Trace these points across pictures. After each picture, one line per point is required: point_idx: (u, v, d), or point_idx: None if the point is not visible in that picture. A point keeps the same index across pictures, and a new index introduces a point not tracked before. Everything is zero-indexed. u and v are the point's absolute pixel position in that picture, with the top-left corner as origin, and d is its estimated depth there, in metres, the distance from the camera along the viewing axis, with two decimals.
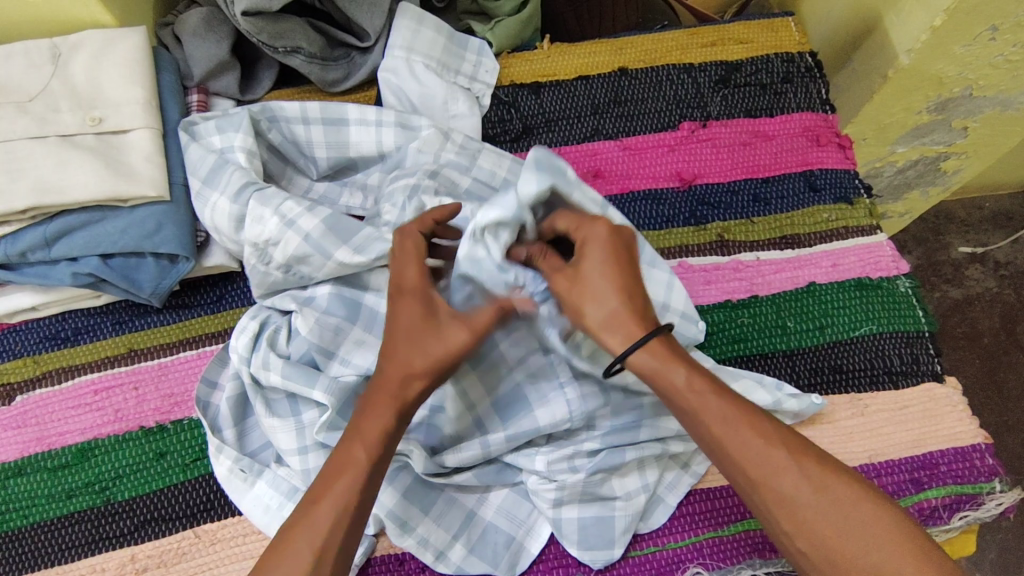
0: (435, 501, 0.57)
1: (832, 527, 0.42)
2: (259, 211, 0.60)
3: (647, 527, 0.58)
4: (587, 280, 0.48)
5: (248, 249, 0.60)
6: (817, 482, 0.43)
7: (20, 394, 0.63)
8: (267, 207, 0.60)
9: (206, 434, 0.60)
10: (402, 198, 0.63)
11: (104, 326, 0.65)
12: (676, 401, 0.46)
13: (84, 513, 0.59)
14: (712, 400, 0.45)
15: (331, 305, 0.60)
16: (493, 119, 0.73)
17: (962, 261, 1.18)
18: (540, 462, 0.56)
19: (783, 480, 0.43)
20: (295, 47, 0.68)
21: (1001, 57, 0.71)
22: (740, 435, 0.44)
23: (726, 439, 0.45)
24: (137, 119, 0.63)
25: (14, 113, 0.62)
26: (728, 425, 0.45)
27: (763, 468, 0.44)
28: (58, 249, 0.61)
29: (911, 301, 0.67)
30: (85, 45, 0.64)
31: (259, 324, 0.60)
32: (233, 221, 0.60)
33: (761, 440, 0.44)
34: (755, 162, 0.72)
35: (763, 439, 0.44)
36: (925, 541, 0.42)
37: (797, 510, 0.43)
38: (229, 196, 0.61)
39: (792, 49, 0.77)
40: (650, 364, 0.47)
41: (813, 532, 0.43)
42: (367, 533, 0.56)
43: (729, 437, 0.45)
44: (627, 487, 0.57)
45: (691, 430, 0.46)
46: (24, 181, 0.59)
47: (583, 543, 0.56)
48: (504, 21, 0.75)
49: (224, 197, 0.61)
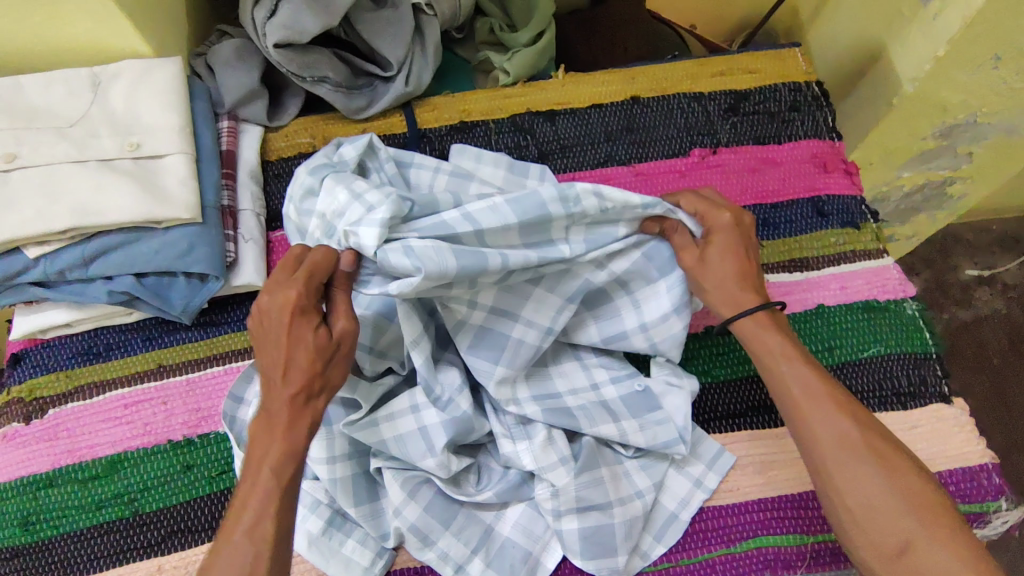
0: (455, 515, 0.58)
1: (891, 506, 0.48)
2: (332, 186, 0.58)
3: (661, 545, 0.59)
4: (710, 264, 0.58)
5: (315, 219, 0.57)
6: (884, 463, 0.49)
7: (52, 407, 0.65)
8: (340, 184, 0.58)
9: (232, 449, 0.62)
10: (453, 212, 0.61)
11: (135, 342, 0.68)
12: (768, 371, 0.55)
13: (113, 523, 0.61)
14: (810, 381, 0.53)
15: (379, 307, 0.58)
16: (510, 146, 0.75)
17: (970, 283, 1.19)
18: (528, 460, 0.58)
19: (854, 464, 0.50)
20: (322, 76, 0.72)
21: (1004, 84, 0.72)
22: (820, 412, 0.52)
23: (808, 411, 0.52)
24: (172, 145, 0.66)
25: (55, 138, 0.65)
26: (815, 404, 0.52)
27: (839, 448, 0.51)
28: (94, 268, 0.63)
29: (918, 324, 0.69)
30: (123, 74, 0.68)
31: None
32: (302, 191, 0.61)
33: (841, 420, 0.51)
34: (764, 188, 0.74)
35: (842, 424, 0.51)
36: (971, 537, 0.47)
37: (865, 485, 0.49)
38: (306, 168, 0.62)
39: (800, 78, 0.80)
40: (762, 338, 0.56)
41: (867, 502, 0.49)
42: (386, 546, 0.58)
43: (812, 409, 0.52)
44: (622, 492, 0.58)
45: (785, 404, 0.54)
46: (64, 204, 0.62)
47: (586, 553, 0.57)
48: (520, 52, 0.79)
49: (303, 172, 0.62)
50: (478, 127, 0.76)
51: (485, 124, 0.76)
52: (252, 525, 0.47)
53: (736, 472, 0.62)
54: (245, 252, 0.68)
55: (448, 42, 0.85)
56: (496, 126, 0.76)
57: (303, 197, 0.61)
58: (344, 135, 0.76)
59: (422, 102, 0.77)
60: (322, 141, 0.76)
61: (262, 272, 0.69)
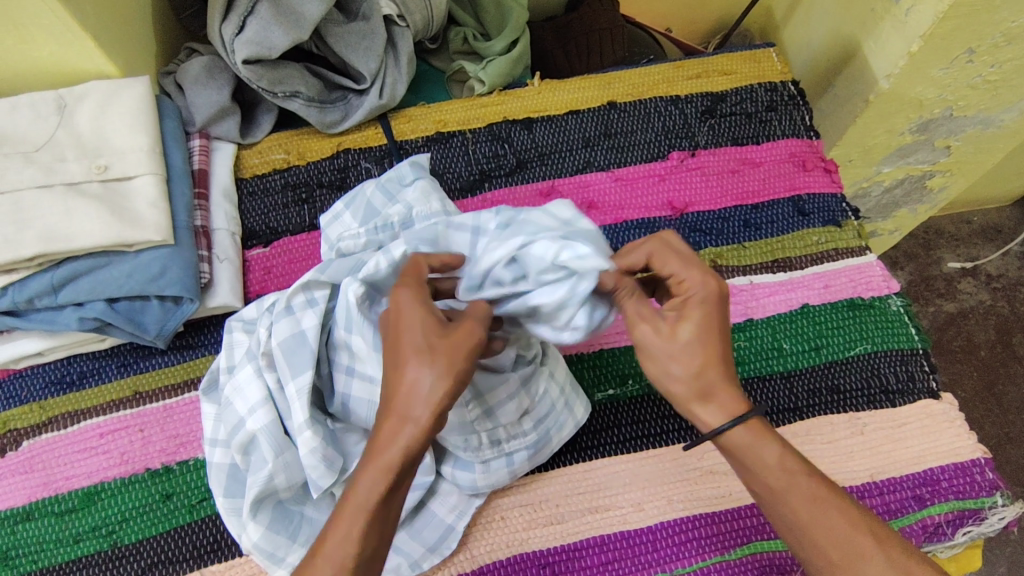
0: (416, 517, 0.58)
1: None
2: (348, 223, 0.65)
3: (435, 556, 0.57)
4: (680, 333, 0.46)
5: (325, 246, 0.65)
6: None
7: (27, 439, 0.63)
8: (354, 218, 0.65)
9: (207, 455, 0.58)
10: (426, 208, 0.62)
11: (109, 368, 0.66)
12: (767, 479, 0.46)
13: (91, 557, 0.59)
14: (804, 481, 0.45)
15: (346, 317, 0.55)
16: (487, 155, 0.75)
17: (954, 276, 1.19)
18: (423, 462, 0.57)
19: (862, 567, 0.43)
20: (293, 91, 0.71)
21: (979, 78, 0.73)
22: (827, 519, 0.44)
23: (810, 521, 0.44)
24: (142, 166, 0.65)
25: (20, 163, 0.63)
26: (819, 506, 0.45)
27: (846, 550, 0.44)
28: (65, 295, 0.62)
29: (903, 320, 0.69)
30: (89, 96, 0.66)
31: (247, 336, 0.60)
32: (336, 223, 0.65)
33: (846, 524, 0.44)
34: (744, 189, 0.74)
35: (845, 521, 0.44)
36: None
37: None
38: (344, 202, 0.66)
39: (775, 78, 0.80)
40: (749, 437, 0.46)
41: None
42: (284, 558, 0.55)
43: (815, 517, 0.44)
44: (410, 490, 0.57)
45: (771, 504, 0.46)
46: (31, 230, 0.60)
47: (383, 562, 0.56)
48: (495, 60, 0.79)
49: (351, 215, 0.65)
50: (455, 137, 0.75)
51: (462, 134, 0.75)
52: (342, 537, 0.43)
53: (725, 476, 0.61)
54: (221, 273, 0.67)
55: (421, 52, 0.84)
56: (473, 136, 0.75)
57: (328, 222, 0.66)
58: (319, 149, 0.74)
59: (397, 113, 0.76)
60: (297, 156, 0.74)
61: (238, 293, 0.67)
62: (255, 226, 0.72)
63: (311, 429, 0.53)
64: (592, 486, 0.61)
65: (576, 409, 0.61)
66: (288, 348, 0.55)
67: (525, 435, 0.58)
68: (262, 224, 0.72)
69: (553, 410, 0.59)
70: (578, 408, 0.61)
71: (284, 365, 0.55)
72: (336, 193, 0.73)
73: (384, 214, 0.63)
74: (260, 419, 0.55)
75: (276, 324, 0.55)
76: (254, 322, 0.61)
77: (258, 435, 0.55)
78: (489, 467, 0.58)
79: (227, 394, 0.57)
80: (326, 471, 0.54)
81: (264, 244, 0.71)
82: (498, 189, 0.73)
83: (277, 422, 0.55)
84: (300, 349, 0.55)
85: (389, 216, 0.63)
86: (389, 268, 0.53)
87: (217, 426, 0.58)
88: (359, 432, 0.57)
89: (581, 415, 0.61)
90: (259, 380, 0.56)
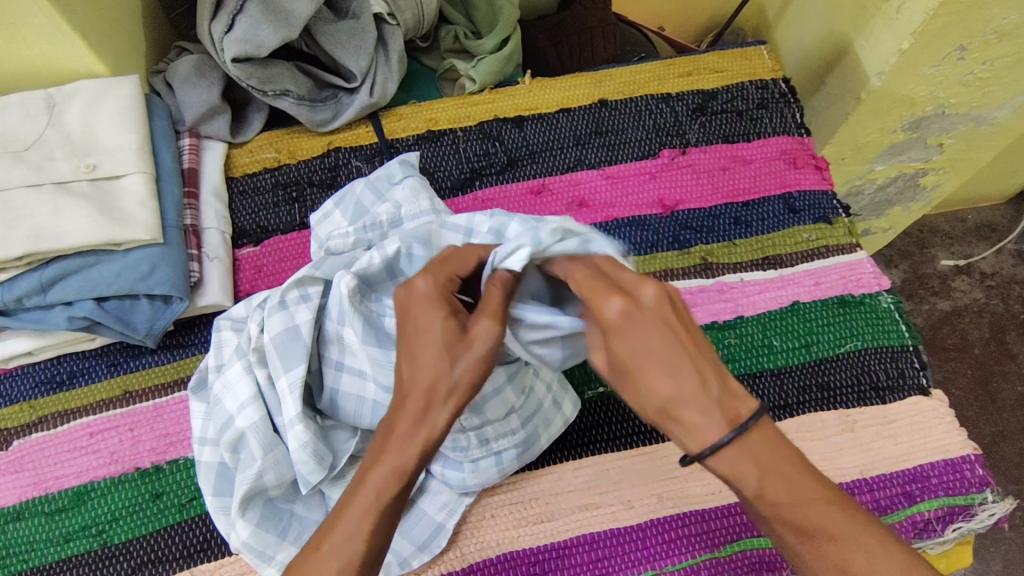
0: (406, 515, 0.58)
1: None
2: (339, 221, 0.65)
3: (426, 553, 0.57)
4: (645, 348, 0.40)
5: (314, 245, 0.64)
6: None
7: (17, 438, 0.63)
8: (346, 217, 0.65)
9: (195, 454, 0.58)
10: (417, 209, 0.62)
11: (99, 368, 0.66)
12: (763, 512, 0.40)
13: (81, 557, 0.59)
14: (808, 510, 0.39)
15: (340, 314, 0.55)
16: (478, 153, 0.75)
17: (949, 274, 1.20)
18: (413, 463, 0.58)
19: None
20: (283, 90, 0.71)
21: (971, 75, 0.73)
22: (841, 549, 0.39)
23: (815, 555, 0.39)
24: (131, 165, 0.65)
25: (9, 162, 0.63)
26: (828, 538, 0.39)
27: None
28: (54, 294, 0.62)
29: (893, 316, 0.69)
30: (79, 95, 0.66)
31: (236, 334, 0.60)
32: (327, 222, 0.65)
33: (861, 554, 0.38)
34: (735, 187, 0.74)
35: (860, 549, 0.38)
36: None
37: None
38: (335, 200, 0.66)
39: (767, 76, 0.80)
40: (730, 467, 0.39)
41: None
42: (273, 556, 0.55)
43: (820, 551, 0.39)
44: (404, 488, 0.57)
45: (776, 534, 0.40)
46: (20, 230, 0.60)
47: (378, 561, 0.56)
48: (486, 58, 0.79)
49: (341, 213, 0.65)
50: (446, 135, 0.75)
51: (453, 133, 0.75)
52: (334, 536, 0.43)
53: (715, 474, 0.61)
54: (210, 271, 0.67)
55: (413, 51, 0.84)
56: (464, 134, 0.75)
57: (320, 220, 0.65)
58: (309, 148, 0.74)
59: (388, 111, 0.76)
60: (287, 154, 0.74)
61: (228, 292, 0.67)
62: (245, 225, 0.72)
63: (302, 425, 0.53)
64: (582, 484, 0.61)
65: (566, 406, 0.61)
66: (281, 343, 0.55)
67: (515, 433, 0.58)
68: (252, 223, 0.72)
69: (543, 407, 0.59)
70: (568, 405, 0.61)
71: (275, 361, 0.55)
72: (327, 192, 0.72)
73: (373, 213, 0.63)
74: (250, 416, 0.55)
75: (269, 319, 0.55)
76: (243, 321, 0.61)
77: (248, 432, 0.55)
78: (479, 464, 0.58)
79: (216, 391, 0.57)
80: (316, 468, 0.54)
81: (255, 242, 0.71)
82: (489, 187, 0.73)
83: (266, 419, 0.55)
84: (290, 346, 0.55)
85: (378, 215, 0.63)
86: (383, 265, 0.55)
87: (205, 424, 0.58)
88: (349, 429, 0.57)
89: (570, 411, 0.62)
90: (249, 377, 0.56)
